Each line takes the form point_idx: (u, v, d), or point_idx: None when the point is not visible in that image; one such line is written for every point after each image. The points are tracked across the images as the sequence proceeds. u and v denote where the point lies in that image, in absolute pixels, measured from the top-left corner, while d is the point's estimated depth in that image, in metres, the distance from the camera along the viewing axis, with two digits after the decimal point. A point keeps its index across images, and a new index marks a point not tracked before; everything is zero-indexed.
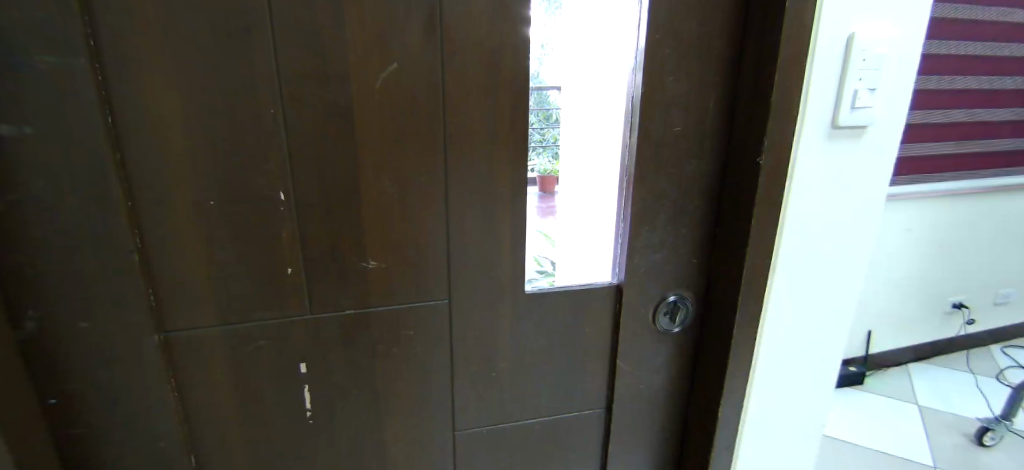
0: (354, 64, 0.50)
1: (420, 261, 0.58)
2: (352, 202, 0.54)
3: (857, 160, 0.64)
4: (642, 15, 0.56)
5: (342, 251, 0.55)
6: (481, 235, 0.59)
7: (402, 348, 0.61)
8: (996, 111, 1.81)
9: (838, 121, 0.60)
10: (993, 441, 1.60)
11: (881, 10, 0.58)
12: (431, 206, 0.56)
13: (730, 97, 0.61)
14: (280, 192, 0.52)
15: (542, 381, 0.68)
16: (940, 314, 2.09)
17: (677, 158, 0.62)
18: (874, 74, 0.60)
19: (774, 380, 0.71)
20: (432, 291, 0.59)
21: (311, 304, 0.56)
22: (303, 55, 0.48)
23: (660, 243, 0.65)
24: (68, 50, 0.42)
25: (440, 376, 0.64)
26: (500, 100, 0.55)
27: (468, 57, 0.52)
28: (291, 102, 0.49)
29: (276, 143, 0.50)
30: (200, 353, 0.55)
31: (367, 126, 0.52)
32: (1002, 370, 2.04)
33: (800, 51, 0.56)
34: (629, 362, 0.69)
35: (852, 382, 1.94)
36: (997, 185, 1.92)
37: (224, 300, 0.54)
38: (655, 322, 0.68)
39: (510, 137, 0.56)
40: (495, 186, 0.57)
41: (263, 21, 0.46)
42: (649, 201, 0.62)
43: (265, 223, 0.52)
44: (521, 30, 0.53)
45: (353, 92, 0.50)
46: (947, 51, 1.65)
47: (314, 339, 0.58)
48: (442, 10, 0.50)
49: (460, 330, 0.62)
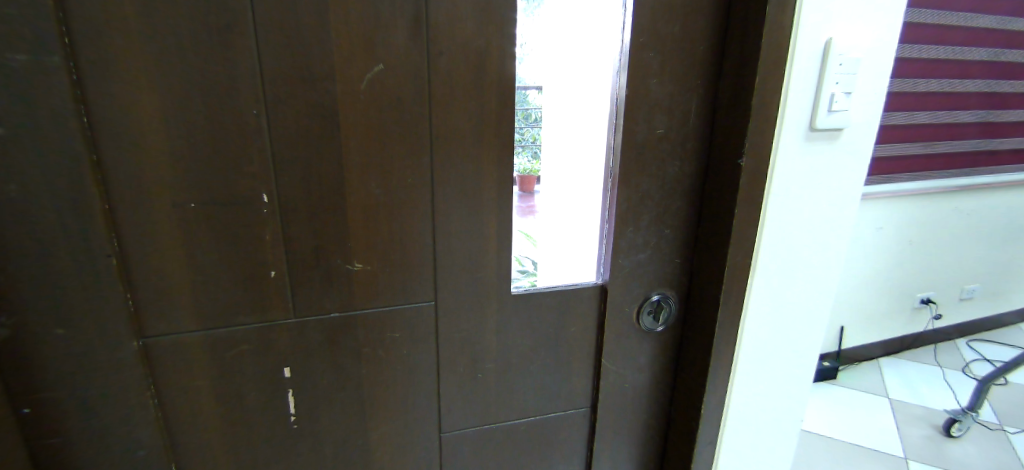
0: (338, 64, 0.49)
1: (407, 262, 0.58)
2: (337, 203, 0.53)
3: (833, 162, 0.66)
4: (626, 17, 0.56)
5: (326, 252, 0.54)
6: (467, 237, 0.59)
7: (387, 350, 0.60)
8: (962, 113, 1.89)
9: (815, 125, 0.62)
10: (960, 432, 1.66)
11: (857, 16, 0.60)
12: (418, 207, 0.56)
13: (711, 100, 0.62)
14: (262, 194, 0.51)
15: (528, 382, 0.68)
16: (910, 310, 2.16)
17: (660, 159, 0.63)
18: (850, 79, 0.62)
19: (754, 376, 0.73)
20: (418, 293, 0.59)
21: (294, 307, 0.55)
22: (286, 54, 0.48)
23: (644, 244, 0.66)
24: (41, 48, 0.41)
25: (425, 378, 0.64)
26: (486, 101, 0.55)
27: (454, 58, 0.52)
28: (273, 103, 0.49)
29: (259, 144, 0.49)
30: (179, 358, 0.53)
31: (352, 126, 0.51)
32: (968, 364, 2.13)
33: (779, 57, 0.57)
34: (614, 361, 0.70)
35: (826, 376, 1.99)
36: (962, 185, 2.00)
37: (205, 304, 0.53)
38: (639, 322, 0.69)
39: (496, 139, 0.56)
40: (482, 188, 0.58)
41: (245, 19, 0.46)
42: (633, 201, 0.63)
43: (248, 225, 0.51)
44: (507, 30, 0.53)
45: (337, 92, 0.50)
46: (916, 55, 1.71)
47: (297, 343, 0.57)
48: (428, 10, 0.50)
49: (446, 332, 0.62)
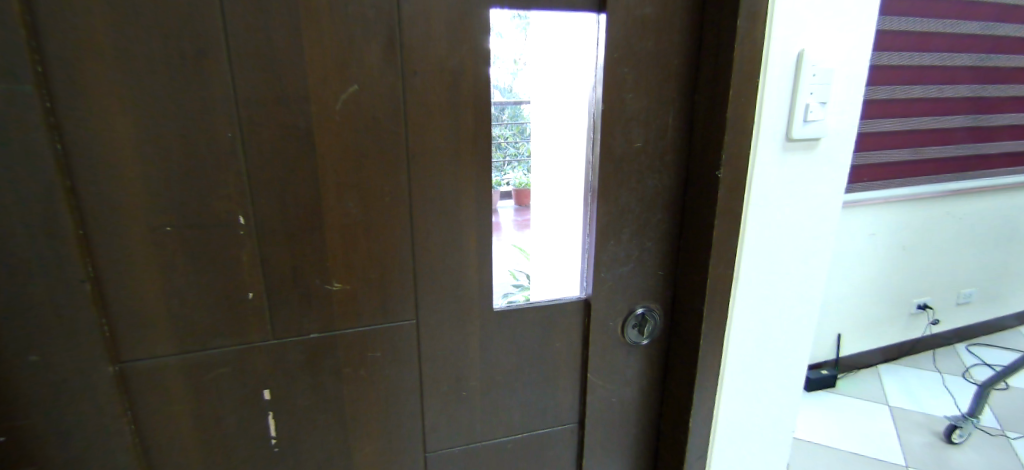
0: (313, 87, 0.50)
1: (386, 281, 0.57)
2: (315, 223, 0.53)
3: (812, 171, 0.66)
4: (600, 33, 0.57)
5: (305, 273, 0.54)
6: (447, 254, 0.59)
7: (369, 370, 0.60)
8: (950, 118, 1.90)
9: (791, 135, 0.63)
10: (962, 438, 1.65)
11: (827, 26, 0.61)
12: (396, 226, 0.56)
13: (689, 113, 0.63)
14: (239, 216, 0.51)
15: (514, 398, 0.68)
16: (906, 315, 2.15)
17: (640, 173, 0.63)
18: (824, 89, 0.62)
19: (742, 387, 0.72)
20: (399, 312, 0.59)
21: (273, 329, 0.55)
22: (259, 76, 0.48)
23: (626, 257, 0.66)
24: (14, 76, 0.42)
25: (409, 397, 0.63)
26: (461, 119, 0.55)
27: (429, 77, 0.53)
28: (248, 126, 0.49)
29: (235, 166, 0.50)
30: (156, 381, 0.53)
31: (328, 147, 0.52)
32: (967, 368, 2.12)
33: (753, 69, 0.58)
34: (600, 376, 0.69)
35: (825, 384, 1.97)
36: (953, 189, 2.01)
37: (182, 326, 0.52)
38: (624, 335, 0.68)
39: (474, 155, 0.57)
40: (460, 206, 0.58)
41: (219, 44, 0.46)
42: (614, 215, 0.63)
43: (225, 247, 0.51)
44: (483, 49, 0.54)
45: (313, 113, 0.50)
46: (900, 62, 1.73)
47: (276, 365, 0.56)
48: (401, 31, 0.51)
49: (428, 350, 0.61)
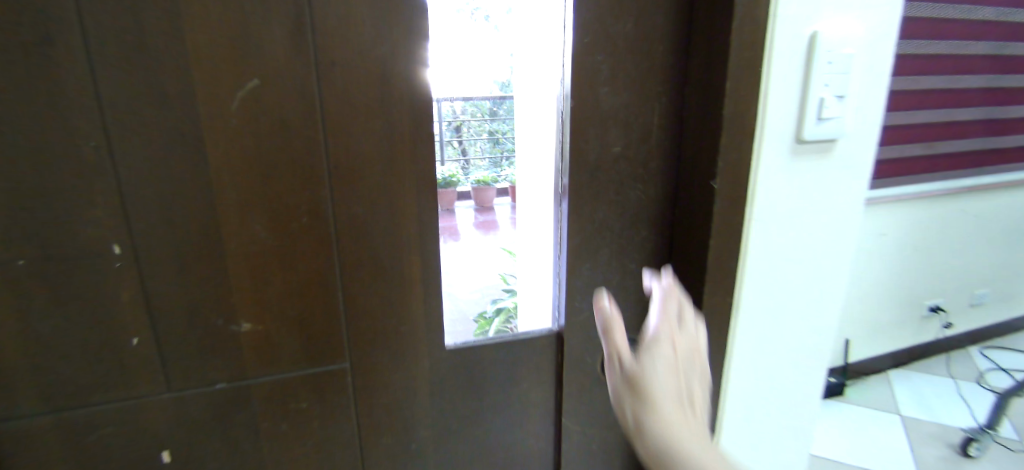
0: (199, 83, 0.39)
1: (310, 319, 0.47)
2: (213, 252, 0.43)
3: (826, 178, 0.56)
4: (568, 16, 0.46)
5: (205, 313, 0.44)
6: (384, 286, 0.49)
7: (294, 422, 0.50)
8: (965, 110, 1.79)
9: (802, 136, 0.52)
10: (978, 452, 1.55)
11: (846, 4, 0.50)
12: (318, 254, 0.46)
13: (678, 112, 0.52)
14: (113, 245, 0.41)
15: (475, 447, 0.58)
16: (917, 319, 2.05)
17: (620, 183, 0.53)
18: (842, 80, 0.52)
19: (739, 428, 0.63)
20: (329, 355, 0.49)
21: (169, 380, 0.45)
22: (126, 69, 0.37)
23: (605, 283, 0.55)
24: None
25: (347, 452, 0.53)
26: (396, 122, 0.45)
27: (351, 70, 0.42)
28: (117, 133, 0.38)
29: (103, 184, 0.39)
30: (21, 448, 0.43)
31: (224, 159, 0.41)
32: (982, 374, 2.01)
33: (757, 57, 0.47)
34: (577, 420, 0.60)
35: (831, 393, 1.87)
36: (967, 186, 1.89)
37: (51, 382, 0.42)
38: (604, 373, 0.58)
39: (413, 165, 0.47)
40: (399, 228, 0.48)
41: (67, 27, 0.35)
42: (589, 235, 0.53)
43: (97, 284, 0.41)
44: (420, 34, 0.43)
45: (201, 117, 0.40)
46: (913, 51, 1.61)
47: (177, 421, 0.47)
48: (313, 11, 0.40)
49: (367, 397, 0.52)
